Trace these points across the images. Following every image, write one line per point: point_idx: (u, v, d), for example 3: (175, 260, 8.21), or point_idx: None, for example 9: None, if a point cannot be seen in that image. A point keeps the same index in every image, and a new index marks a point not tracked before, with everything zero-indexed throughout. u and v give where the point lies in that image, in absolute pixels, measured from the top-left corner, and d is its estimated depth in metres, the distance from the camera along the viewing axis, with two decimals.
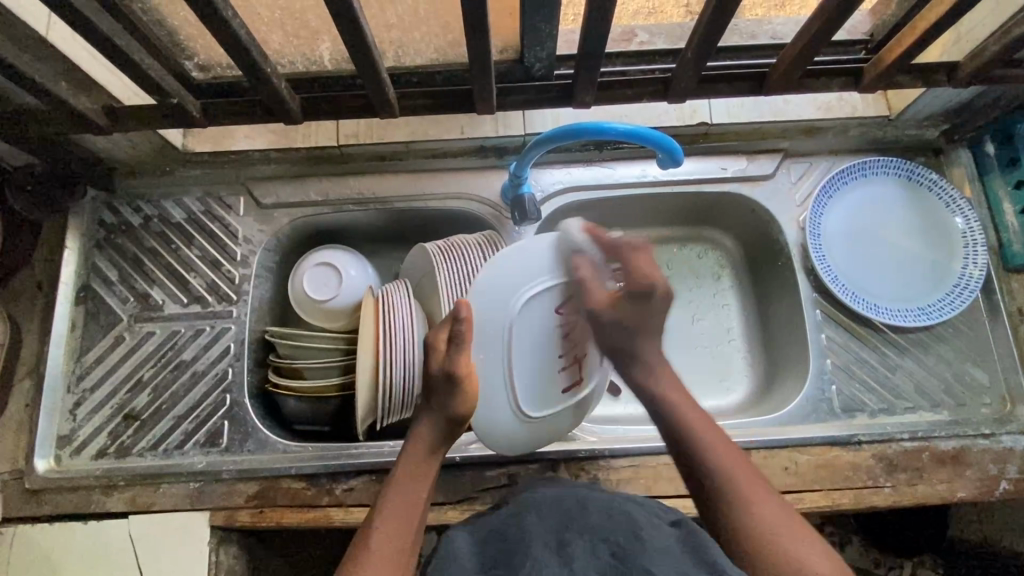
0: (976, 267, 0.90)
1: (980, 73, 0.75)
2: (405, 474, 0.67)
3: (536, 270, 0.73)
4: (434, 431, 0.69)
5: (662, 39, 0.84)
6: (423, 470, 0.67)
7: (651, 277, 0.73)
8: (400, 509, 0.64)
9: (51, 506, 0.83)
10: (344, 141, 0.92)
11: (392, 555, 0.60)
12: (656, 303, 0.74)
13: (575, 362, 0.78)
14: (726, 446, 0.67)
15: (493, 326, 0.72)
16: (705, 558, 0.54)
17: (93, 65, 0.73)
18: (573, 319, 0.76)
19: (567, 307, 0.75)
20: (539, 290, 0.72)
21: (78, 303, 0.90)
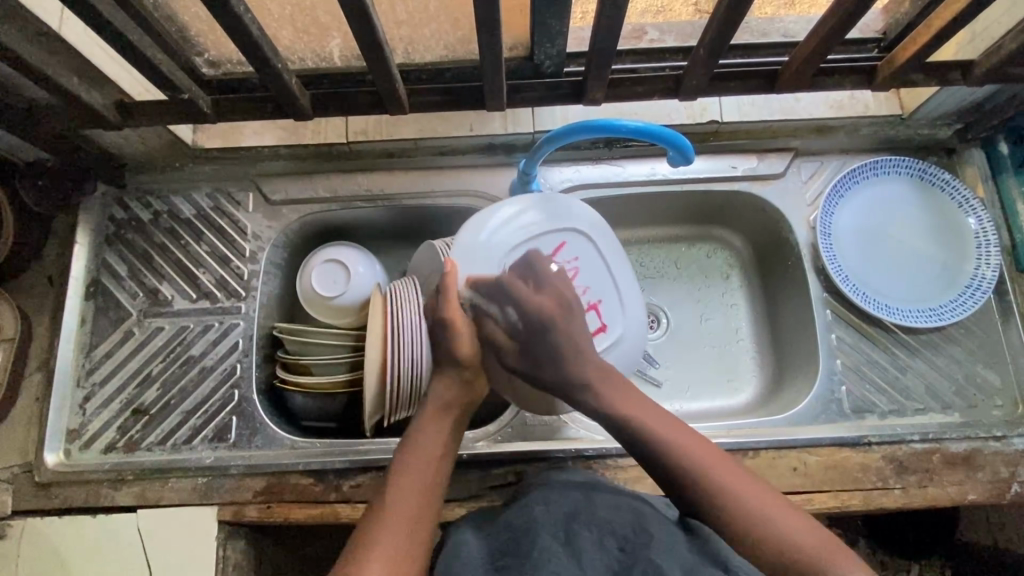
0: (989, 269, 0.89)
1: (993, 72, 0.75)
2: (420, 436, 0.67)
3: (502, 228, 0.78)
4: (449, 393, 0.70)
5: (673, 37, 0.83)
6: (442, 425, 0.68)
7: (547, 312, 0.71)
8: (415, 468, 0.63)
9: (60, 499, 0.83)
10: (353, 137, 0.92)
11: (409, 524, 0.59)
12: (557, 331, 0.71)
13: (588, 307, 0.81)
14: (701, 447, 0.64)
15: (483, 263, 0.76)
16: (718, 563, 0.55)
17: (104, 60, 0.73)
18: (572, 266, 0.81)
19: (562, 257, 0.81)
20: (523, 237, 0.78)
21: (88, 298, 0.90)
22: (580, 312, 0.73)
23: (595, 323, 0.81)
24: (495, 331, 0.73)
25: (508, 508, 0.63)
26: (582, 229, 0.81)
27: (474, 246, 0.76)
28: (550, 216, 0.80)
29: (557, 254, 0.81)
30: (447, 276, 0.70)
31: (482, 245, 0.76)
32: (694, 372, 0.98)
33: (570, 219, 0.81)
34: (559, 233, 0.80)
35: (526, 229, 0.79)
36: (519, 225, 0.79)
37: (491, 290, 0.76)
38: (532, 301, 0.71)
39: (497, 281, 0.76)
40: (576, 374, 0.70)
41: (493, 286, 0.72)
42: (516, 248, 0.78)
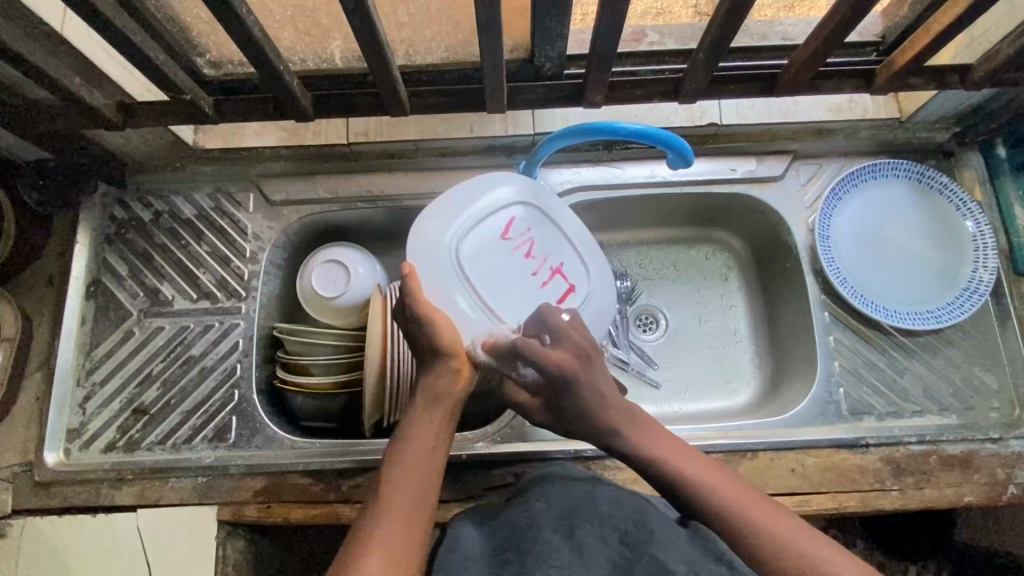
0: (986, 272, 0.89)
1: (991, 77, 0.75)
2: (413, 430, 0.63)
3: (453, 216, 0.79)
4: (443, 379, 0.67)
5: (673, 40, 0.83)
6: (435, 414, 0.65)
7: (564, 364, 0.65)
8: (408, 468, 0.60)
9: (60, 498, 0.83)
10: (354, 138, 0.92)
11: (404, 523, 0.57)
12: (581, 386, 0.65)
13: (553, 272, 0.82)
14: (719, 476, 0.60)
15: (441, 256, 0.76)
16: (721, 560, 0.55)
17: (107, 60, 0.74)
18: (527, 238, 0.82)
19: (517, 230, 0.82)
20: (472, 220, 0.79)
21: (89, 297, 0.91)
22: (598, 358, 0.68)
23: (562, 284, 0.82)
24: (518, 391, 0.71)
25: (509, 504, 0.63)
26: (534, 204, 0.83)
27: (423, 232, 0.77)
28: (497, 193, 0.82)
29: (510, 231, 0.82)
30: (409, 277, 0.69)
31: (433, 228, 0.77)
32: (692, 373, 0.98)
33: (517, 197, 0.82)
34: (507, 209, 0.82)
35: (475, 208, 0.80)
36: (466, 205, 0.80)
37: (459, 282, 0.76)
38: (553, 358, 0.65)
39: (460, 274, 0.76)
40: (600, 419, 0.65)
41: (508, 350, 0.69)
42: (470, 227, 0.79)
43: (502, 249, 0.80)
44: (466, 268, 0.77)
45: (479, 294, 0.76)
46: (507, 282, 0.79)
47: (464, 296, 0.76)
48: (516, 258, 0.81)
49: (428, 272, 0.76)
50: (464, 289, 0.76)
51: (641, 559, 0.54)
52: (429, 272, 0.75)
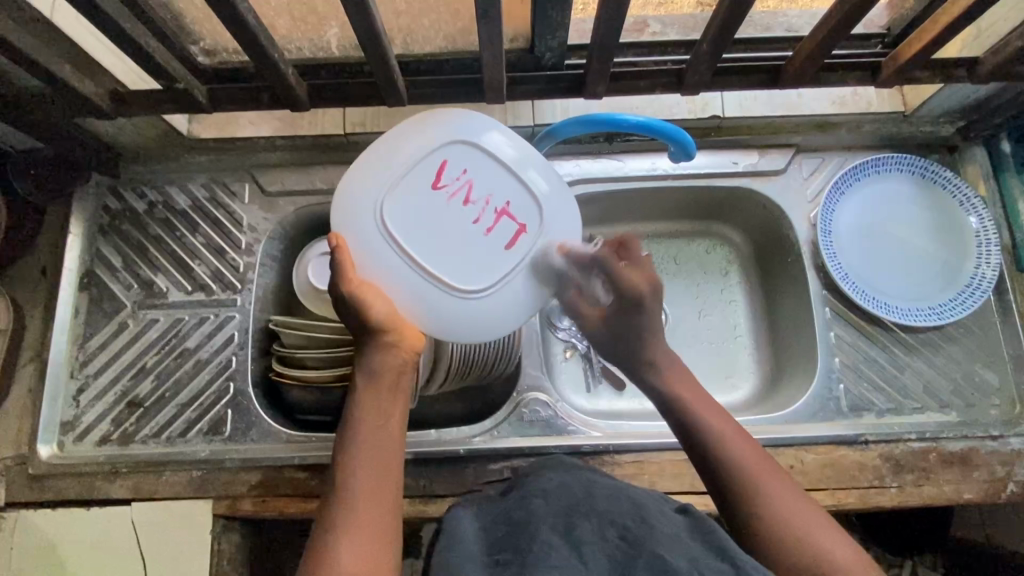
0: (989, 269, 0.88)
1: (999, 70, 0.74)
2: (365, 415, 0.60)
3: (377, 173, 0.64)
4: (383, 357, 0.62)
5: (675, 30, 0.82)
6: (384, 397, 0.61)
7: (639, 286, 0.70)
8: (370, 444, 0.58)
9: (54, 492, 0.83)
10: (351, 129, 0.91)
11: (366, 519, 0.54)
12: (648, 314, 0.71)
13: (498, 215, 0.66)
14: (747, 447, 0.62)
15: (368, 224, 0.64)
16: (723, 555, 0.53)
17: (98, 48, 0.72)
18: (463, 182, 0.65)
19: (449, 173, 0.65)
20: (402, 174, 0.64)
21: (82, 289, 0.89)
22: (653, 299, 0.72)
23: (512, 228, 0.66)
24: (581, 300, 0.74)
25: (507, 500, 0.62)
26: (466, 141, 0.65)
27: (347, 191, 0.65)
28: (429, 133, 0.65)
29: (441, 175, 0.65)
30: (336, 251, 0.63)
31: (357, 187, 0.64)
32: (691, 368, 0.97)
33: (440, 133, 0.65)
34: (440, 147, 0.65)
35: (406, 151, 0.65)
36: (395, 152, 0.65)
37: (398, 257, 0.64)
38: (626, 271, 0.70)
39: (393, 242, 0.64)
40: (649, 353, 0.71)
41: (588, 261, 0.68)
42: (399, 180, 0.64)
43: (435, 201, 0.65)
44: (396, 229, 0.64)
45: (415, 257, 0.64)
46: (449, 237, 0.65)
47: (396, 263, 0.64)
48: (454, 207, 0.65)
49: (353, 242, 0.64)
50: (402, 262, 0.64)
51: (642, 555, 0.52)
52: (359, 246, 0.64)
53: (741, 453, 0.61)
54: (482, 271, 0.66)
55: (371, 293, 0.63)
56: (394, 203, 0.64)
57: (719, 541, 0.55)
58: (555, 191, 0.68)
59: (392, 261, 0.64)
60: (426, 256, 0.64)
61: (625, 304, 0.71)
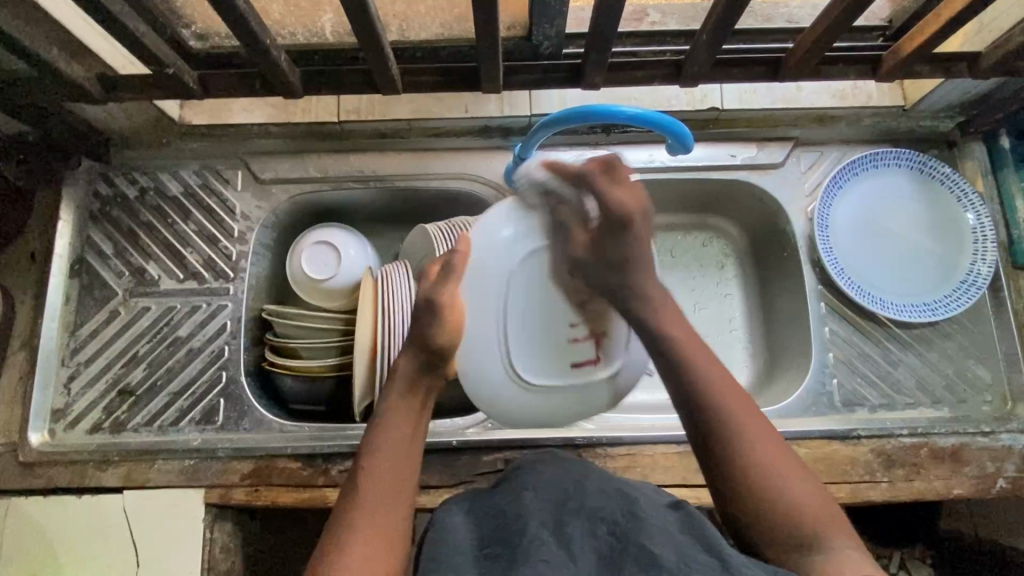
0: (984, 265, 0.88)
1: (1002, 65, 0.73)
2: (390, 422, 0.64)
3: (530, 236, 0.70)
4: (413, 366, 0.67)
5: (675, 19, 0.80)
6: (408, 407, 0.65)
7: (627, 206, 0.65)
8: (389, 448, 0.62)
9: (45, 480, 0.82)
10: (345, 116, 0.89)
11: (381, 520, 0.58)
12: (633, 237, 0.66)
13: (589, 338, 0.74)
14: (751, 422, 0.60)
15: (490, 274, 0.69)
16: (710, 550, 0.52)
17: (87, 31, 0.71)
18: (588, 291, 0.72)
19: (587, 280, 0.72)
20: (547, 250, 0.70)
21: (73, 276, 0.89)
22: (640, 224, 0.66)
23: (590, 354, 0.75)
24: (573, 220, 0.69)
25: (499, 491, 0.62)
26: None
27: (495, 238, 0.70)
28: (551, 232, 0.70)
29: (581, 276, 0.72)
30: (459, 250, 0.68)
31: (504, 242, 0.70)
32: None
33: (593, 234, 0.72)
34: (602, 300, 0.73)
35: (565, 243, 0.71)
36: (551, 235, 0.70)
37: (495, 320, 0.71)
38: (615, 195, 0.66)
39: (499, 305, 0.70)
40: (644, 284, 0.67)
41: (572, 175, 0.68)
42: (541, 257, 0.70)
43: (555, 290, 0.72)
44: (509, 303, 0.70)
45: (510, 334, 0.71)
46: (539, 329, 0.72)
47: (492, 323, 0.71)
48: (563, 312, 0.73)
49: (479, 275, 0.69)
50: (493, 330, 0.71)
51: (630, 552, 0.52)
52: (473, 284, 0.70)
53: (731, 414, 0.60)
54: (544, 372, 0.74)
55: (455, 312, 0.66)
56: (523, 268, 0.70)
57: (706, 533, 0.54)
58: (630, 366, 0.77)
59: (489, 325, 0.71)
60: (514, 337, 0.72)
61: (608, 227, 0.66)
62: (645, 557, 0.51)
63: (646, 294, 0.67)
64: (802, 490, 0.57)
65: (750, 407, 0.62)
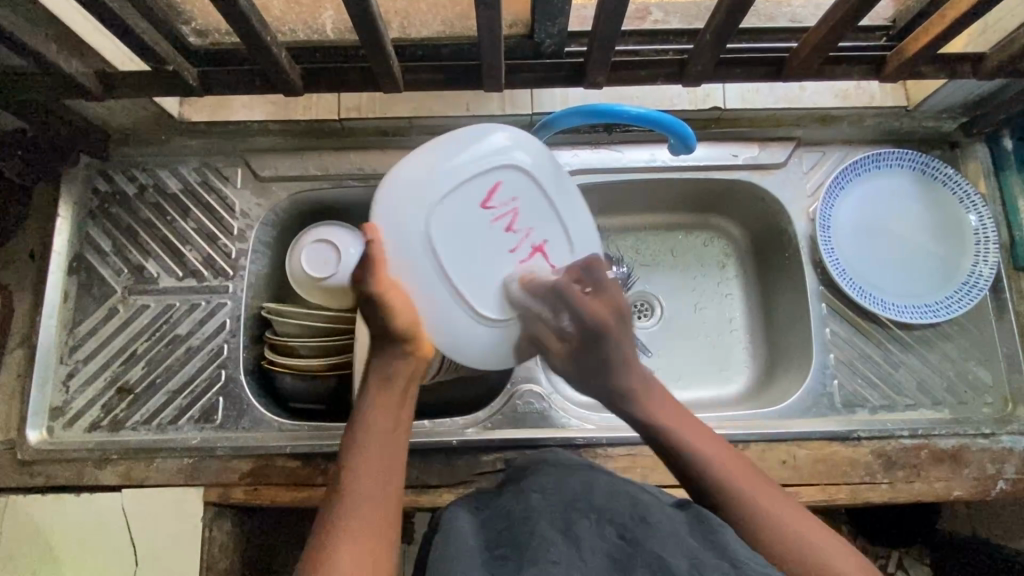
0: (986, 267, 0.88)
1: (1006, 66, 0.73)
2: (373, 423, 0.63)
3: (424, 181, 0.64)
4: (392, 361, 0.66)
5: (678, 18, 0.81)
6: (390, 406, 0.65)
7: (605, 317, 0.68)
8: (377, 446, 0.62)
9: (44, 477, 0.82)
10: (345, 113, 0.89)
11: (372, 523, 0.57)
12: (613, 346, 0.69)
13: (535, 251, 0.69)
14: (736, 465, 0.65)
15: (411, 236, 0.64)
16: (722, 554, 0.52)
17: (86, 27, 0.70)
18: (512, 208, 0.67)
19: (500, 197, 0.67)
20: (453, 186, 0.65)
21: (71, 273, 0.88)
22: (615, 339, 0.69)
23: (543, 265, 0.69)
24: (550, 337, 0.70)
25: (505, 493, 0.62)
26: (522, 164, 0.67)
27: (394, 209, 0.64)
28: (481, 157, 0.66)
29: (491, 197, 0.67)
30: (370, 244, 0.63)
31: (402, 204, 0.64)
32: (685, 361, 0.97)
33: (495, 152, 0.67)
34: (493, 170, 0.67)
35: (450, 167, 0.65)
36: (448, 165, 0.65)
37: (437, 276, 0.65)
38: (592, 303, 0.68)
39: (433, 257, 0.64)
40: (626, 382, 0.70)
41: (552, 291, 0.67)
42: (450, 189, 0.65)
43: (481, 219, 0.66)
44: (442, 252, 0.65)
45: (454, 282, 0.65)
46: (484, 263, 0.67)
47: (436, 286, 0.65)
48: (501, 236, 0.67)
49: (396, 256, 0.64)
50: (438, 281, 0.65)
51: (641, 554, 0.52)
52: (394, 251, 0.64)
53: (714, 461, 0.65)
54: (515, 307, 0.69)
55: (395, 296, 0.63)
56: (440, 210, 0.64)
57: (718, 536, 0.55)
58: (556, 177, 0.70)
59: (429, 282, 0.65)
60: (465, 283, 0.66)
61: (586, 343, 0.69)
62: (657, 560, 0.51)
63: (634, 390, 0.70)
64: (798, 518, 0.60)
65: (752, 474, 0.64)
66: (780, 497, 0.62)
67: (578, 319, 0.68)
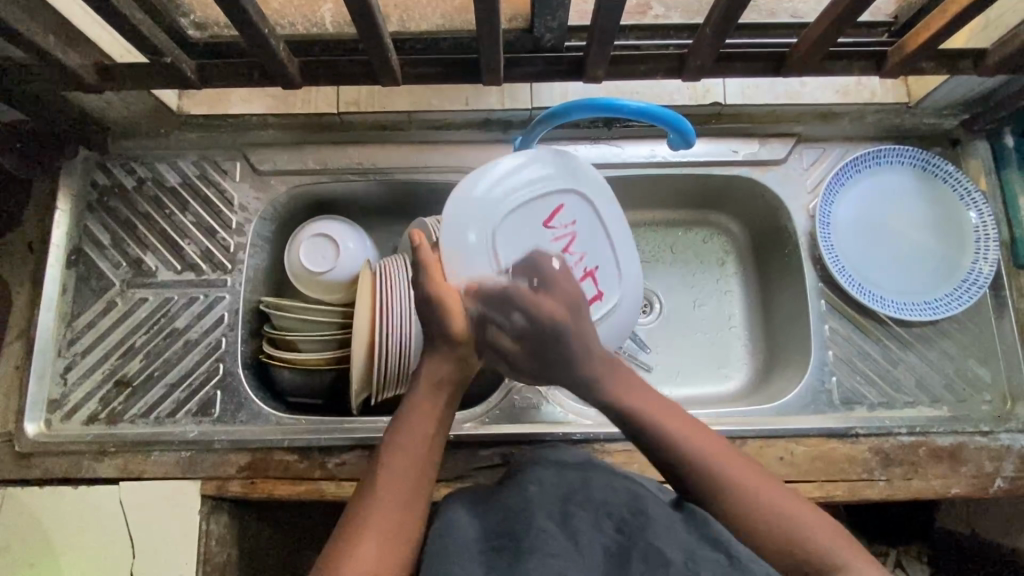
0: (986, 264, 0.88)
1: (1006, 63, 0.72)
2: (412, 424, 0.63)
3: (499, 196, 0.71)
4: (439, 365, 0.66)
5: (678, 14, 0.79)
6: (431, 408, 0.64)
7: (556, 315, 0.67)
8: (411, 443, 0.62)
9: (41, 470, 0.82)
10: (344, 108, 0.89)
11: (398, 516, 0.57)
12: (567, 344, 0.67)
13: (587, 275, 0.76)
14: (732, 459, 0.61)
15: (476, 244, 0.69)
16: (719, 548, 0.53)
17: (84, 19, 0.70)
18: (568, 232, 0.75)
19: (561, 219, 0.75)
20: (518, 205, 0.72)
21: (70, 266, 0.88)
22: (573, 334, 0.67)
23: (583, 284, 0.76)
24: (499, 336, 0.68)
25: (503, 484, 0.62)
26: (582, 191, 0.75)
27: (462, 213, 0.70)
28: (546, 181, 0.74)
29: (552, 219, 0.75)
30: (420, 250, 0.66)
31: (473, 213, 0.70)
32: (683, 358, 0.97)
33: (562, 176, 0.75)
34: (558, 194, 0.74)
35: (522, 190, 0.72)
36: (519, 187, 0.72)
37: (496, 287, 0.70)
38: (539, 302, 0.67)
39: (496, 263, 0.70)
40: (585, 372, 0.67)
41: (498, 293, 0.67)
42: (518, 206, 0.72)
43: (543, 236, 0.74)
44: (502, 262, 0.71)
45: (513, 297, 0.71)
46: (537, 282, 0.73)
47: None
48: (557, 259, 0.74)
49: (462, 260, 0.69)
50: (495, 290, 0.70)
51: (638, 547, 0.52)
52: (460, 254, 0.69)
53: (698, 448, 0.61)
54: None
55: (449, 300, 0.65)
56: (507, 223, 0.71)
57: (713, 531, 0.55)
58: (606, 202, 0.77)
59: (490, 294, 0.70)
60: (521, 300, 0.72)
61: (541, 336, 0.67)
62: (654, 551, 0.51)
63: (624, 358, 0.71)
64: (803, 519, 0.57)
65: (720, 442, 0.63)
66: (763, 475, 0.61)
67: (528, 312, 0.67)
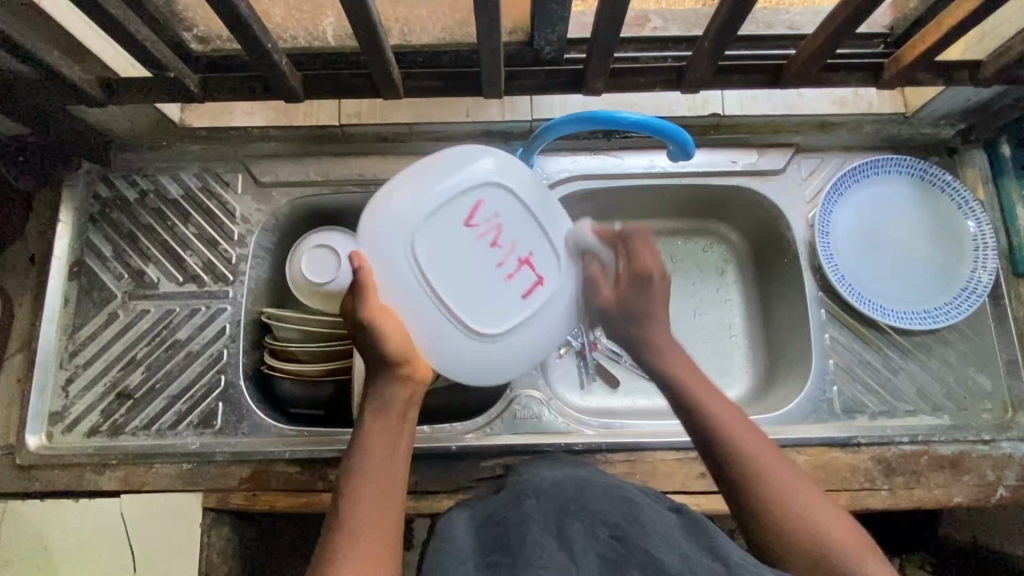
0: (985, 273, 0.88)
1: (1002, 74, 0.73)
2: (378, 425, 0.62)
3: (414, 206, 0.68)
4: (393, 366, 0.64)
5: (677, 26, 0.82)
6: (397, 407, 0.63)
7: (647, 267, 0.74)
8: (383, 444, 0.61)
9: (42, 482, 0.82)
10: (346, 120, 0.90)
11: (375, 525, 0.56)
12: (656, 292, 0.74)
13: (521, 264, 0.72)
14: (755, 436, 0.63)
15: (395, 249, 0.68)
16: (713, 554, 0.52)
17: (87, 33, 0.71)
18: (495, 225, 0.71)
19: (483, 214, 0.71)
20: (441, 205, 0.69)
21: (72, 278, 0.88)
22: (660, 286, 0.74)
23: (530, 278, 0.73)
24: (599, 279, 0.76)
25: (501, 497, 0.62)
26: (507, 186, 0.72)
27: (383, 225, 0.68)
28: (461, 180, 0.70)
29: (475, 215, 0.71)
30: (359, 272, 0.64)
31: (391, 227, 0.68)
32: None
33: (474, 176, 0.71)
34: (477, 188, 0.71)
35: (439, 190, 0.69)
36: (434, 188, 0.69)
37: (422, 290, 0.68)
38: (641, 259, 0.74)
39: (419, 272, 0.68)
40: (650, 337, 0.73)
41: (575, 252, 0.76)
42: (436, 208, 0.69)
43: (465, 235, 0.70)
44: (427, 267, 0.68)
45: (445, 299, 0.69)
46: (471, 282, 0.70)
47: (423, 301, 0.69)
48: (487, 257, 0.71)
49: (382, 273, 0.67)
50: (427, 295, 0.69)
51: (632, 556, 0.52)
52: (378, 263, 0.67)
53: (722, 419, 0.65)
54: (505, 326, 0.72)
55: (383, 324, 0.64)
56: (427, 229, 0.69)
57: (711, 540, 0.55)
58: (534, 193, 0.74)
59: (418, 298, 0.68)
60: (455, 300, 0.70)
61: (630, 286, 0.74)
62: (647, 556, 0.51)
63: (656, 343, 0.73)
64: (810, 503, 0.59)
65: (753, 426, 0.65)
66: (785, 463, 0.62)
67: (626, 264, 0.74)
